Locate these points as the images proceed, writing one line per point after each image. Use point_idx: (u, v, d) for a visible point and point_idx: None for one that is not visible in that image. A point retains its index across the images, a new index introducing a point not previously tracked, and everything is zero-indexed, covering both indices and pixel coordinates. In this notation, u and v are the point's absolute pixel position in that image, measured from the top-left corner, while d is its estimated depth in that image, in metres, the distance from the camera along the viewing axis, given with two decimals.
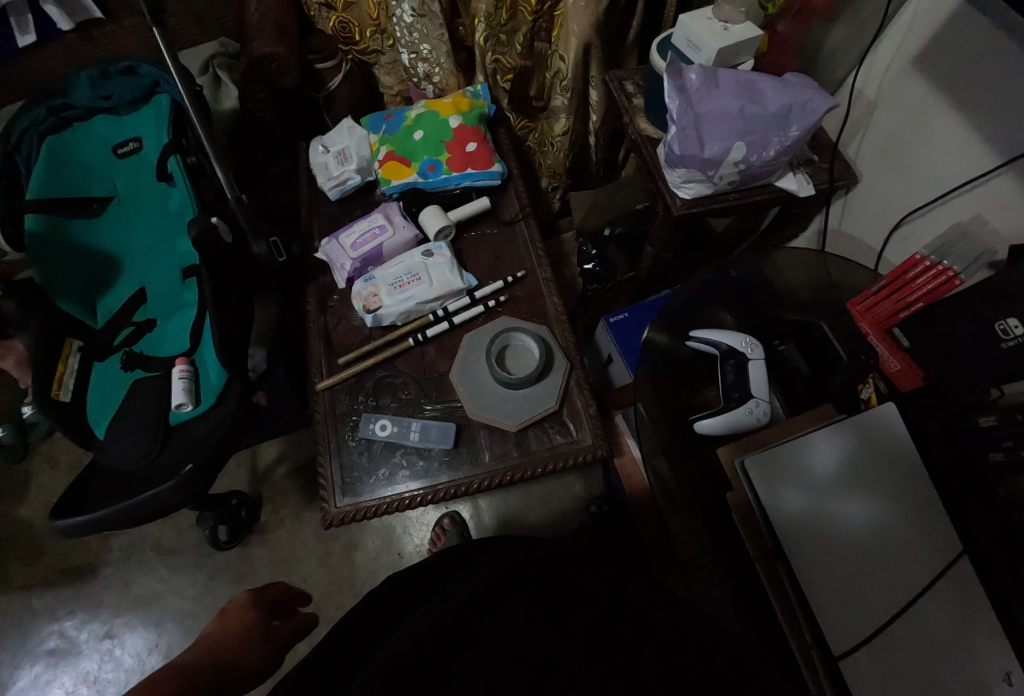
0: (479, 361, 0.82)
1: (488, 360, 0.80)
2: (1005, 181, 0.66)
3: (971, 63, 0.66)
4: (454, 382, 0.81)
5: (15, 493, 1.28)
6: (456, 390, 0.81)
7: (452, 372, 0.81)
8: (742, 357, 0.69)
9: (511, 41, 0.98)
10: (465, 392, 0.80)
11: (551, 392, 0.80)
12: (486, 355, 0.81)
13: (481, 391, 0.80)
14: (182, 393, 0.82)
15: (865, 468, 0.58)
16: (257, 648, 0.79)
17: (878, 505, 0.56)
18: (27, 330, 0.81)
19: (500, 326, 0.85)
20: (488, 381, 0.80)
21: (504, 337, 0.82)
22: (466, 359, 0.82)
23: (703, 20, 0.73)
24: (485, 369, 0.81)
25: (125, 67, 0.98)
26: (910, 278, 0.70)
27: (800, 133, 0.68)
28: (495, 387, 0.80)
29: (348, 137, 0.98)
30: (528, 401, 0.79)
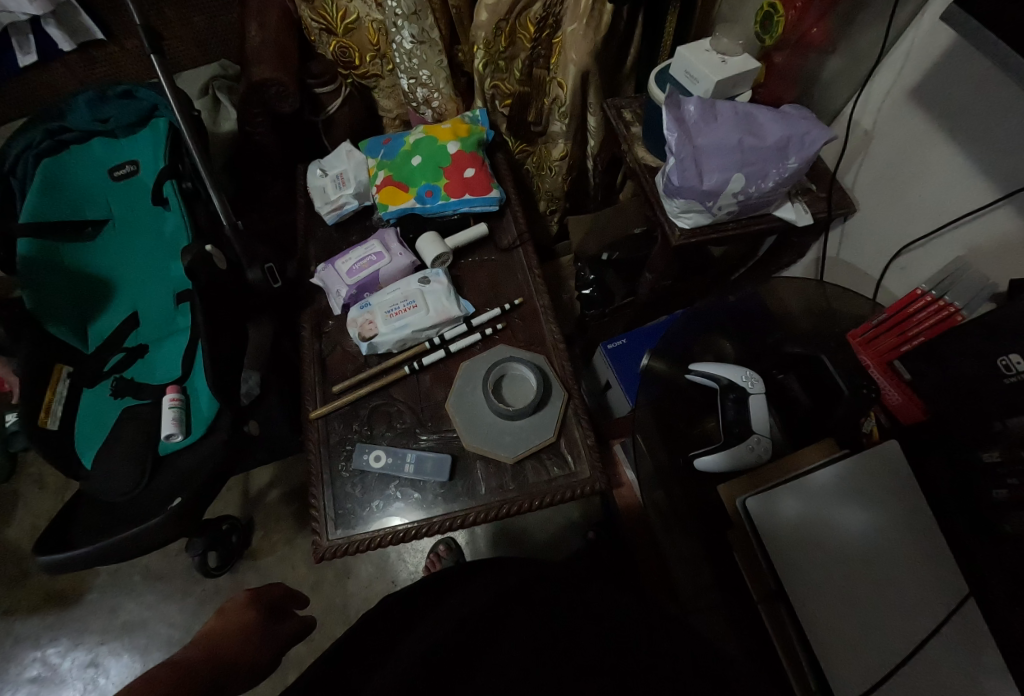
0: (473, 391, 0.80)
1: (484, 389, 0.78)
2: (1004, 214, 0.66)
3: (969, 98, 0.66)
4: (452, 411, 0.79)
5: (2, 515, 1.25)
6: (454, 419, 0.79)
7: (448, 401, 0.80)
8: (743, 391, 0.66)
9: (509, 67, 0.99)
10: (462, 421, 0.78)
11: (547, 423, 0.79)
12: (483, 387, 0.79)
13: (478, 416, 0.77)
14: (171, 422, 0.81)
15: (867, 500, 0.57)
16: (253, 649, 0.77)
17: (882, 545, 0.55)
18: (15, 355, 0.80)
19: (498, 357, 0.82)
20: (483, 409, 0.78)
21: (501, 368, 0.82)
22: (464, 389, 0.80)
23: (701, 51, 0.73)
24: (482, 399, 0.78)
25: (123, 92, 0.98)
26: (912, 311, 0.70)
27: (798, 165, 0.69)
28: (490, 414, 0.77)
29: (346, 161, 0.98)
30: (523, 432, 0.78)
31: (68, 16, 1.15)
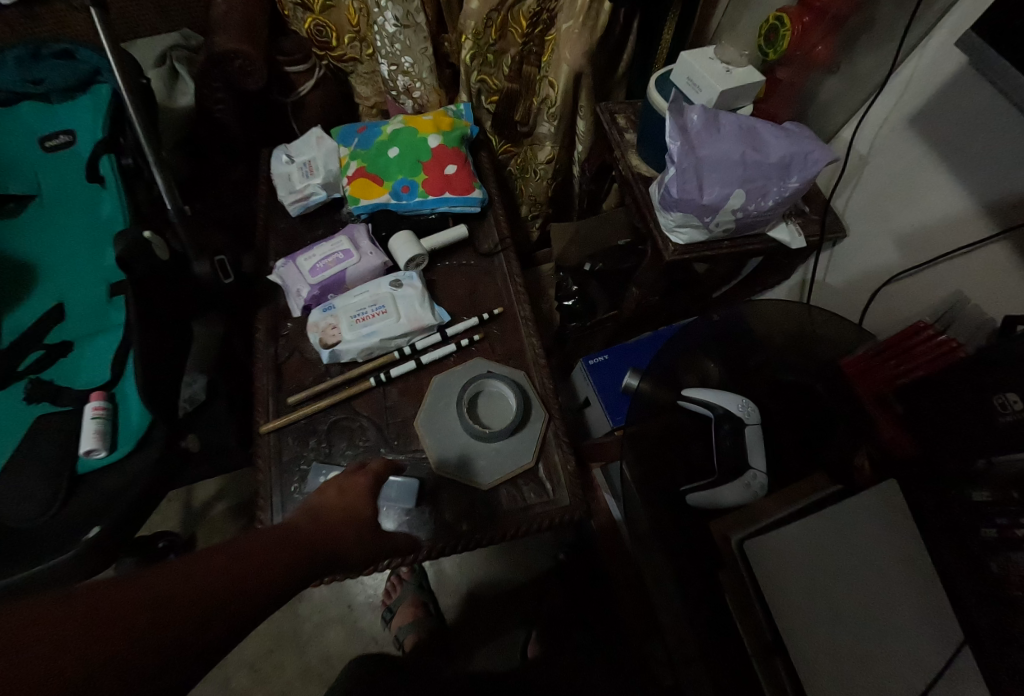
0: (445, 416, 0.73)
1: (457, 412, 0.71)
2: (1001, 251, 0.64)
3: (973, 129, 0.64)
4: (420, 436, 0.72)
5: None
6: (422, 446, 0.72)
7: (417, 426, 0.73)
8: (738, 421, 0.62)
9: (498, 62, 0.93)
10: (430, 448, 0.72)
11: (522, 446, 0.73)
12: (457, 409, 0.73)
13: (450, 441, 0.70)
14: (92, 438, 0.70)
15: (863, 543, 0.54)
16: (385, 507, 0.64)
17: (880, 591, 0.52)
18: None
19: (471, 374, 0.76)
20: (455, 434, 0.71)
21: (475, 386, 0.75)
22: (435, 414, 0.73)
23: (706, 58, 0.69)
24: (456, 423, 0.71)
25: (60, 50, 0.86)
26: (912, 343, 0.66)
27: (800, 185, 0.65)
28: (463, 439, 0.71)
29: (315, 147, 0.90)
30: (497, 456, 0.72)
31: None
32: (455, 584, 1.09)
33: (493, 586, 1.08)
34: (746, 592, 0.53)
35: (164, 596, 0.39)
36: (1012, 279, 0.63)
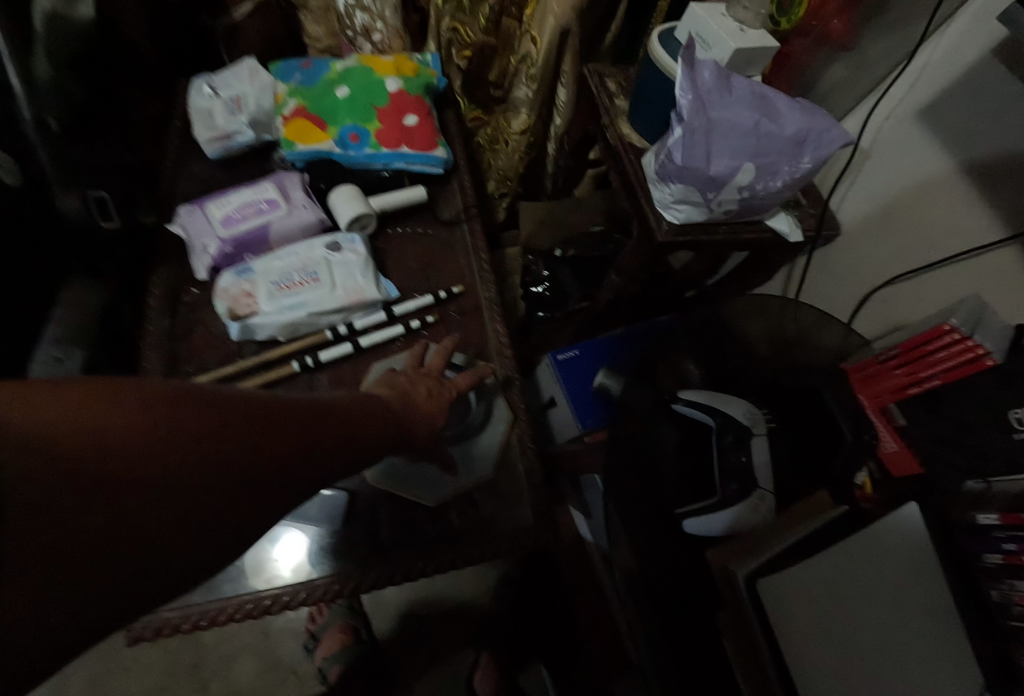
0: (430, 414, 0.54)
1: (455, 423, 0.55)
2: (1011, 255, 0.59)
3: (989, 121, 0.59)
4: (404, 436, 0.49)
5: None
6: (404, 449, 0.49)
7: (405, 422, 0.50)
8: (743, 431, 0.53)
9: (473, 9, 0.82)
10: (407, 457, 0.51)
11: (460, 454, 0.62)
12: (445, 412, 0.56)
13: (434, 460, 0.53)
14: None
15: (913, 591, 0.43)
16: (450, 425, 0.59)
17: (926, 650, 0.42)
18: None
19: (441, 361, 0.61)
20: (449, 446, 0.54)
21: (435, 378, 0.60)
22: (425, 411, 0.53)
23: (717, 14, 0.60)
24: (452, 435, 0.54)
25: None
26: (930, 350, 0.58)
27: (811, 166, 0.57)
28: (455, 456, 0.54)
29: (247, 82, 0.73)
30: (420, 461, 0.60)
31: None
32: (392, 605, 0.95)
33: (434, 604, 0.94)
34: (753, 636, 0.45)
35: (236, 418, 0.32)
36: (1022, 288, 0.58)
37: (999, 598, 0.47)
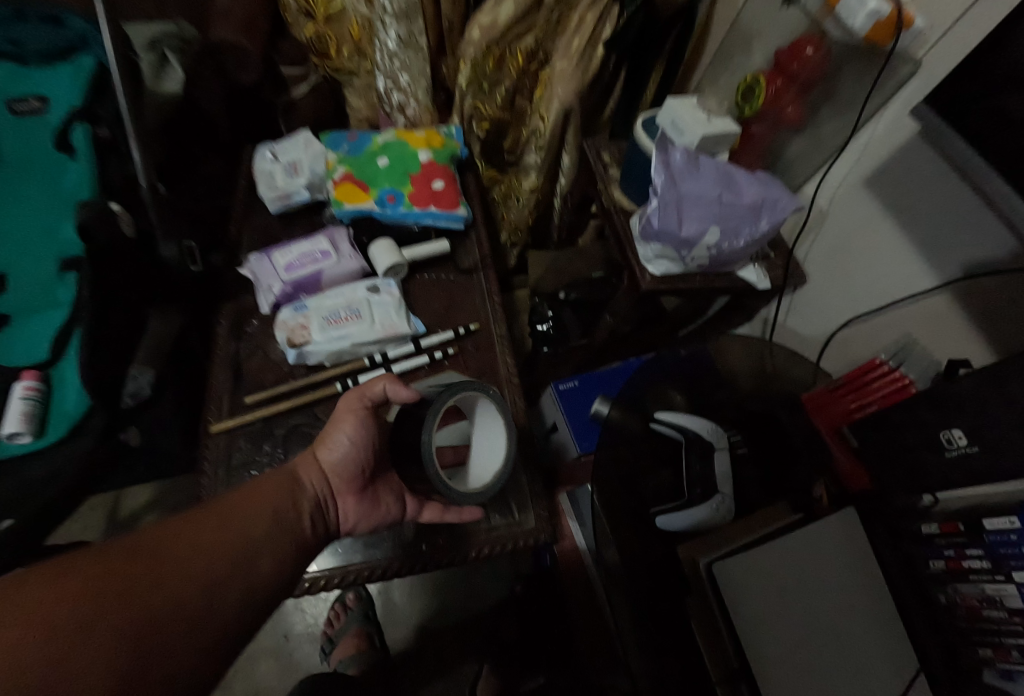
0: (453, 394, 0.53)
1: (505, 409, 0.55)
2: (948, 300, 0.69)
3: (919, 192, 0.69)
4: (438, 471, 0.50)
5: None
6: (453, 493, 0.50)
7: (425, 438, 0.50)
8: (709, 446, 0.66)
9: (492, 91, 0.95)
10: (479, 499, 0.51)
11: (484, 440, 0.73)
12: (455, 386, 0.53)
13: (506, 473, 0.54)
14: (18, 420, 0.66)
15: (840, 565, 0.56)
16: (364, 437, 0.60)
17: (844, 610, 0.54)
18: None
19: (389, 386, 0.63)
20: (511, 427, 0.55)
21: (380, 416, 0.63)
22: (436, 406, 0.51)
23: (689, 107, 0.74)
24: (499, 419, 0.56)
25: (47, 15, 0.84)
26: (869, 379, 0.74)
27: (769, 228, 0.69)
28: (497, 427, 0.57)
29: (303, 149, 0.89)
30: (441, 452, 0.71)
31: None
32: (405, 615, 1.02)
33: (443, 614, 1.02)
34: (712, 614, 0.53)
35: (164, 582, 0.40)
36: (954, 329, 0.70)
37: (941, 601, 0.59)
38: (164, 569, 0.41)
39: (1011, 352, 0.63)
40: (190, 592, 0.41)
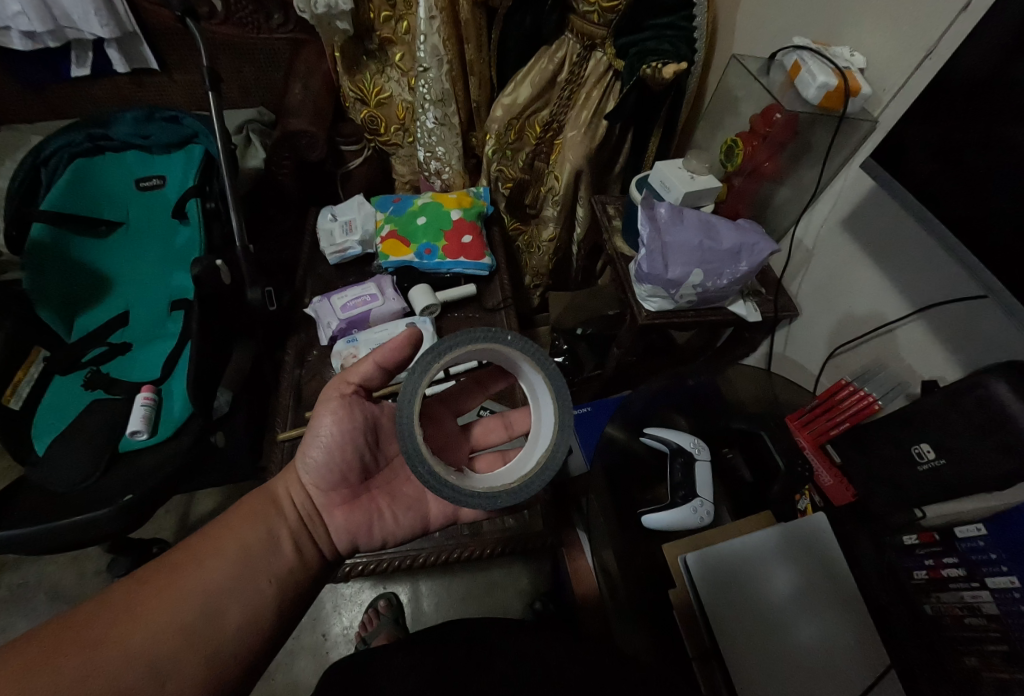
0: (448, 359, 0.55)
1: (558, 372, 0.59)
2: (917, 327, 0.74)
3: (884, 232, 0.76)
4: (447, 477, 0.56)
5: None
6: (476, 491, 0.56)
7: (418, 442, 0.55)
8: (689, 455, 0.82)
9: (514, 157, 1.11)
10: (519, 492, 0.57)
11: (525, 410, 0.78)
12: (434, 352, 0.55)
13: (565, 432, 0.59)
14: (140, 420, 0.85)
15: (797, 562, 0.70)
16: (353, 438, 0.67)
17: (807, 602, 0.67)
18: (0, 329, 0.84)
19: (382, 365, 0.67)
20: (550, 376, 0.59)
21: (367, 410, 0.69)
22: (414, 391, 0.55)
23: (675, 168, 0.87)
24: (539, 373, 0.60)
25: (169, 115, 1.04)
26: (839, 399, 0.79)
27: (749, 269, 0.80)
28: (542, 383, 0.61)
29: (356, 210, 1.07)
30: (488, 424, 0.78)
31: (128, 43, 1.22)
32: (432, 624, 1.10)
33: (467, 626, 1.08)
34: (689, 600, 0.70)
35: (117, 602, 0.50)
36: (930, 353, 0.73)
37: (932, 610, 0.63)
38: (108, 640, 0.47)
39: (976, 367, 0.67)
40: (133, 660, 0.47)
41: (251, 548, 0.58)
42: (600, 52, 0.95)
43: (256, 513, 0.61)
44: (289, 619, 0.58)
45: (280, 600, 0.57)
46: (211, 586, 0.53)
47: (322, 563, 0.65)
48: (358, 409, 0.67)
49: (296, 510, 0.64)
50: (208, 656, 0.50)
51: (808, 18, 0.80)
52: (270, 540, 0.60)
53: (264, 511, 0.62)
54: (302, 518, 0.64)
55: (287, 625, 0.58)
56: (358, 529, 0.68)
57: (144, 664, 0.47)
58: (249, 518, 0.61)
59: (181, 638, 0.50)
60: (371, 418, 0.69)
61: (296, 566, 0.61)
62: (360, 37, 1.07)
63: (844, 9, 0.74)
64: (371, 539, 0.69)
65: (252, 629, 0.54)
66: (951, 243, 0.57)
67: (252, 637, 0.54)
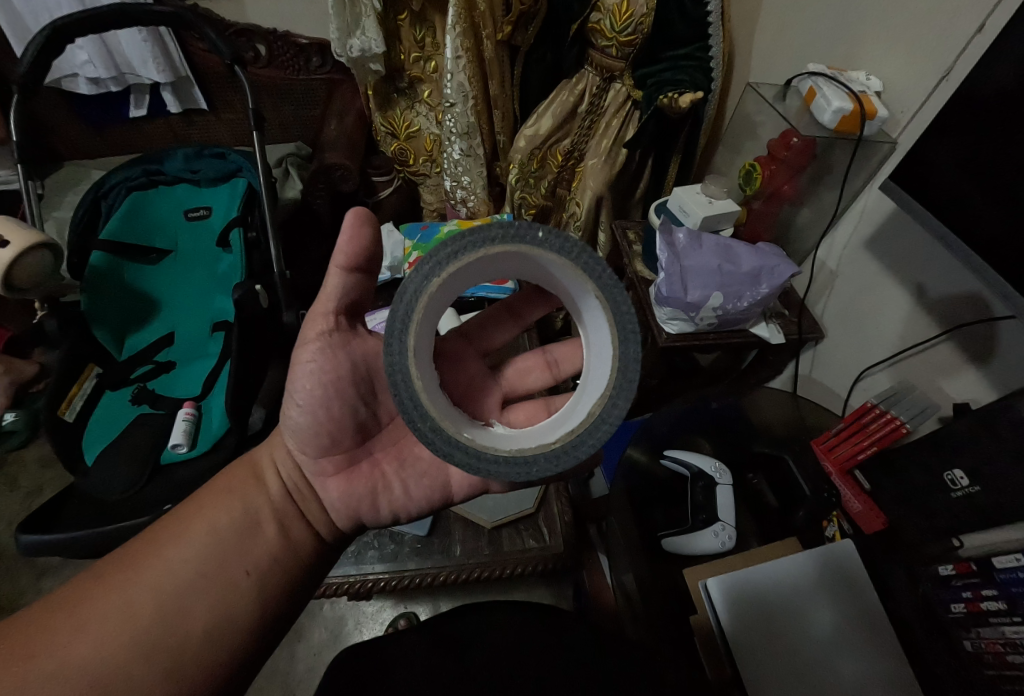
0: (456, 271, 0.44)
1: (615, 286, 0.45)
2: (947, 348, 0.72)
3: (907, 252, 0.75)
4: (461, 434, 0.46)
5: None
6: (499, 455, 0.46)
7: (418, 385, 0.44)
8: (711, 479, 0.81)
9: (537, 184, 1.15)
10: (558, 459, 0.46)
11: (570, 346, 0.69)
12: (433, 259, 0.44)
13: (625, 383, 0.47)
14: (181, 434, 0.91)
15: (835, 592, 0.68)
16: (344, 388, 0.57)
17: (837, 633, 0.65)
18: (61, 348, 0.91)
19: (354, 280, 0.54)
20: (600, 296, 0.46)
21: (356, 353, 0.57)
22: (409, 314, 0.44)
23: (694, 193, 0.89)
24: (588, 289, 0.47)
25: (217, 152, 1.13)
26: (865, 423, 0.78)
27: (769, 291, 0.81)
28: (592, 305, 0.48)
29: (386, 238, 1.13)
30: (528, 363, 0.70)
31: (182, 88, 1.32)
32: None
33: None
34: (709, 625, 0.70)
35: (76, 593, 0.48)
36: (964, 376, 0.71)
37: (973, 647, 0.60)
38: (49, 644, 0.44)
39: (1011, 389, 0.64)
40: (76, 662, 0.44)
41: (225, 533, 0.54)
42: (619, 82, 0.99)
43: (233, 491, 0.58)
44: (269, 615, 0.53)
45: (257, 596, 0.53)
46: (171, 582, 0.49)
47: (319, 546, 0.60)
48: (342, 353, 0.56)
49: (281, 482, 0.60)
50: (165, 663, 0.47)
51: (823, 46, 0.82)
52: (248, 522, 0.56)
53: (242, 488, 0.58)
54: (289, 492, 0.60)
55: (266, 621, 0.53)
56: (360, 500, 0.61)
57: (86, 674, 0.44)
58: (224, 497, 0.57)
59: (132, 642, 0.46)
60: (361, 362, 0.57)
61: (281, 551, 0.56)
62: (391, 76, 1.13)
63: (858, 37, 0.75)
64: (377, 512, 0.63)
65: (219, 631, 0.49)
66: (981, 268, 0.56)
67: (217, 639, 0.49)
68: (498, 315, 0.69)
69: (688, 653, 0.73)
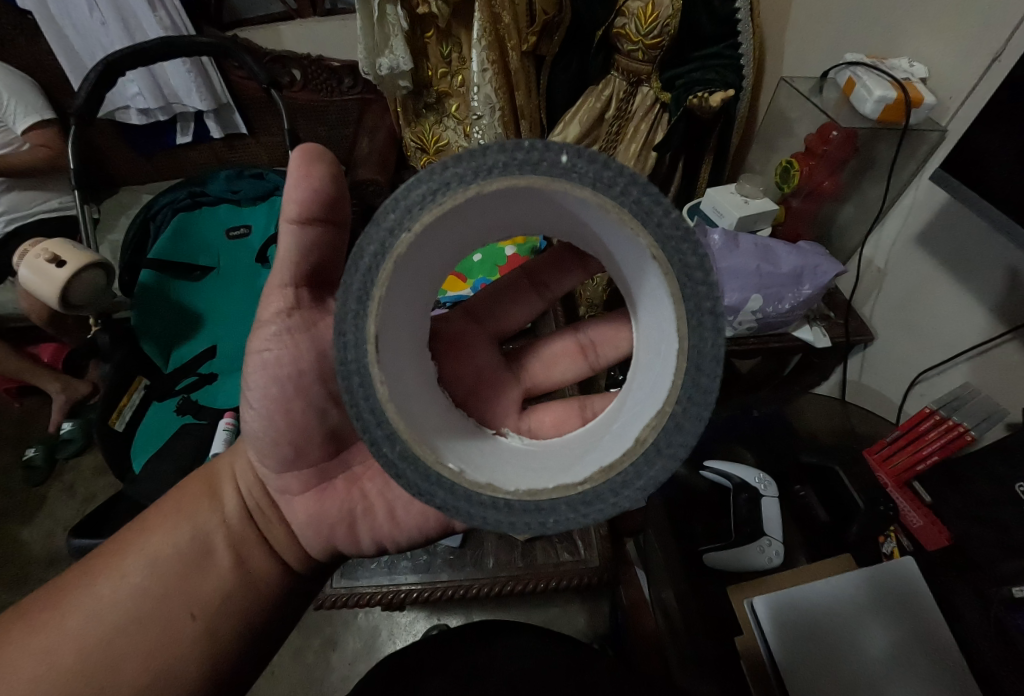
0: (433, 221, 0.37)
1: (675, 235, 0.36)
2: (1013, 349, 0.66)
3: (967, 247, 0.69)
4: (442, 468, 0.40)
5: (26, 513, 1.26)
6: (497, 498, 0.40)
7: (381, 393, 0.39)
8: (755, 491, 0.78)
9: None
10: (582, 505, 0.39)
11: (607, 328, 0.64)
12: (403, 206, 0.37)
13: (692, 405, 0.39)
14: (222, 442, 0.94)
15: (886, 623, 0.62)
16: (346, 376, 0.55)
17: (888, 668, 0.60)
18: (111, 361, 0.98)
19: (314, 233, 0.49)
20: (657, 257, 0.36)
21: (322, 337, 0.53)
22: (365, 291, 0.38)
23: (727, 193, 0.87)
24: (638, 245, 0.37)
25: (255, 174, 1.19)
26: (924, 430, 0.73)
27: (812, 292, 0.78)
28: (650, 270, 0.39)
29: None
30: (557, 352, 0.68)
31: (223, 113, 1.39)
32: None
33: None
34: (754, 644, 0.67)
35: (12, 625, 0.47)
36: None
37: None
38: None
39: None
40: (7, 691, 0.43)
41: (171, 563, 0.52)
42: (647, 86, 0.96)
43: (184, 513, 0.56)
44: (216, 658, 0.51)
45: (205, 636, 0.50)
46: (104, 623, 0.47)
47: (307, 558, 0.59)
48: (305, 339, 0.53)
49: (240, 498, 0.58)
50: None
51: (860, 37, 0.79)
52: (199, 547, 0.54)
53: (194, 509, 0.56)
54: (248, 513, 0.58)
55: (210, 663, 0.50)
56: (334, 525, 0.59)
57: None
58: (173, 519, 0.55)
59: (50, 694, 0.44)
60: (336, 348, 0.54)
61: (237, 586, 0.54)
62: (419, 92, 1.16)
63: (897, 24, 0.72)
64: (356, 540, 0.60)
65: (157, 677, 0.47)
66: None
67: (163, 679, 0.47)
68: (521, 287, 0.68)
69: (727, 677, 0.69)
